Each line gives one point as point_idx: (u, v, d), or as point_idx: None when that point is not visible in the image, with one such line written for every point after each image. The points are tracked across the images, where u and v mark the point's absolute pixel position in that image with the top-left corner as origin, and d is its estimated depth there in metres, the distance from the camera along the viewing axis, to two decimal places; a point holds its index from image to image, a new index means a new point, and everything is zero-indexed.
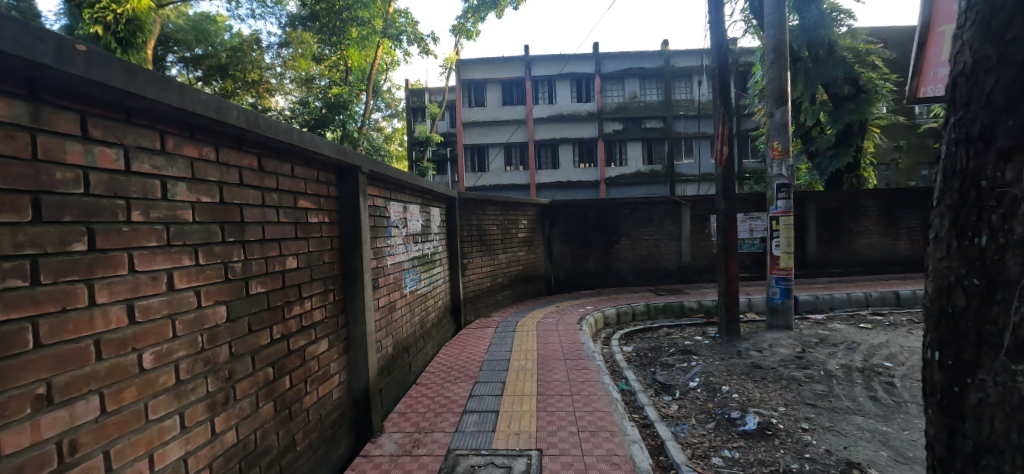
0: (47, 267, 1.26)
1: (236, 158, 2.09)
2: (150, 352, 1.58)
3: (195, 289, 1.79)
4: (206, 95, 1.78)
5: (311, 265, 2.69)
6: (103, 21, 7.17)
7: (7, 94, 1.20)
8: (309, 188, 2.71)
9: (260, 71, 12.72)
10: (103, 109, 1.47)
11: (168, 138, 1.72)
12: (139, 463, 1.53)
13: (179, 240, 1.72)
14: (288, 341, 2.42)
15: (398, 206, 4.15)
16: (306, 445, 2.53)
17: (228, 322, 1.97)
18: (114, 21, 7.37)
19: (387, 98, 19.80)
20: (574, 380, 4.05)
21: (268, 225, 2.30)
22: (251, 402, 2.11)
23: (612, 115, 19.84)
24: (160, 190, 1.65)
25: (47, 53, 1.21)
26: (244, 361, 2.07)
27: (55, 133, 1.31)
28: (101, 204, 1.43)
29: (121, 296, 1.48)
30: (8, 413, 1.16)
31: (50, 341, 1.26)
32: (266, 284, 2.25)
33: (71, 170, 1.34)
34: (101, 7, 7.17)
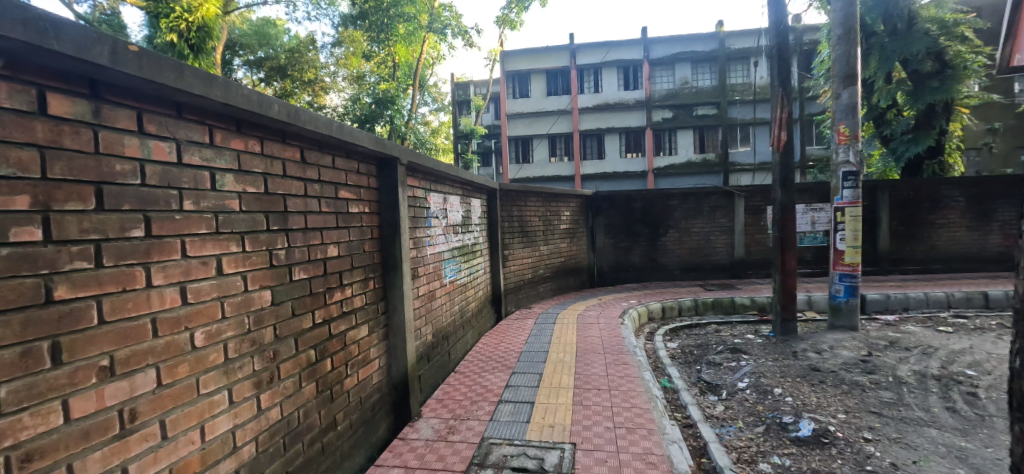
0: (109, 250, 1.39)
1: (280, 150, 2.19)
2: (201, 332, 1.71)
3: (242, 274, 1.91)
4: (248, 90, 1.87)
5: (352, 253, 2.79)
6: (177, 29, 7.83)
7: (69, 94, 1.33)
8: (350, 180, 2.80)
9: (316, 71, 13.25)
10: (156, 106, 1.59)
11: (216, 132, 1.83)
12: (190, 433, 1.66)
13: (226, 228, 1.83)
14: (329, 326, 2.53)
15: (438, 198, 4.22)
16: (346, 425, 2.65)
17: (273, 306, 2.09)
18: (186, 29, 7.99)
19: (434, 92, 20.13)
20: (613, 375, 3.96)
21: (311, 214, 2.40)
22: (294, 381, 2.23)
23: (662, 102, 19.05)
24: (209, 181, 1.77)
25: (103, 53, 1.32)
26: (289, 343, 2.20)
27: (115, 129, 1.44)
28: (156, 194, 1.55)
29: (175, 278, 1.60)
30: (77, 381, 1.30)
31: (113, 318, 1.39)
32: (308, 271, 2.36)
33: (129, 163, 1.47)
34: (174, 16, 7.81)
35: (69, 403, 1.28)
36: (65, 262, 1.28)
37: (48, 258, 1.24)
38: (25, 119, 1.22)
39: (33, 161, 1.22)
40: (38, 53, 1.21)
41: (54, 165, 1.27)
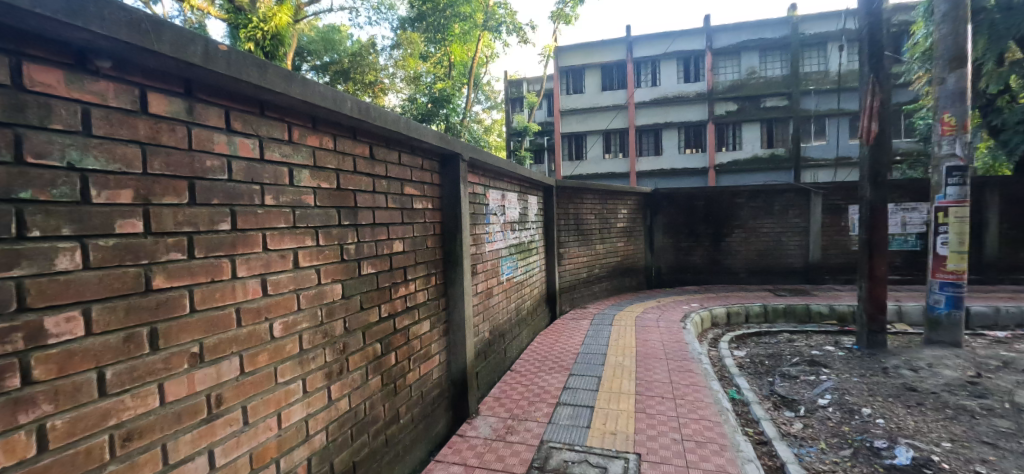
0: (200, 243, 1.48)
1: (351, 146, 2.23)
2: (279, 322, 1.77)
3: (316, 268, 1.96)
4: (323, 87, 1.91)
5: (416, 249, 2.81)
6: (254, 38, 8.40)
7: (166, 93, 1.42)
8: (414, 176, 2.82)
9: (375, 73, 13.70)
10: (242, 104, 1.66)
11: (294, 129, 1.88)
12: (269, 420, 1.73)
13: (303, 222, 1.89)
14: (394, 320, 2.57)
15: (497, 194, 4.19)
16: (408, 419, 2.68)
17: (343, 299, 2.13)
18: (262, 38, 8.55)
19: (488, 90, 20.33)
20: (677, 383, 3.74)
21: (379, 210, 2.44)
22: (362, 374, 2.28)
23: (726, 95, 17.98)
24: (287, 177, 1.83)
25: (196, 52, 1.39)
26: (357, 336, 2.24)
27: (206, 126, 1.53)
28: (241, 189, 1.63)
29: (257, 270, 1.68)
30: (171, 366, 1.39)
31: (203, 307, 1.48)
32: (375, 266, 2.40)
33: (217, 159, 1.55)
34: (252, 26, 8.37)
35: (164, 386, 1.37)
36: (161, 253, 1.36)
37: (148, 249, 1.33)
38: (129, 117, 1.31)
39: (135, 156, 1.32)
40: (140, 53, 1.29)
41: (154, 161, 1.36)
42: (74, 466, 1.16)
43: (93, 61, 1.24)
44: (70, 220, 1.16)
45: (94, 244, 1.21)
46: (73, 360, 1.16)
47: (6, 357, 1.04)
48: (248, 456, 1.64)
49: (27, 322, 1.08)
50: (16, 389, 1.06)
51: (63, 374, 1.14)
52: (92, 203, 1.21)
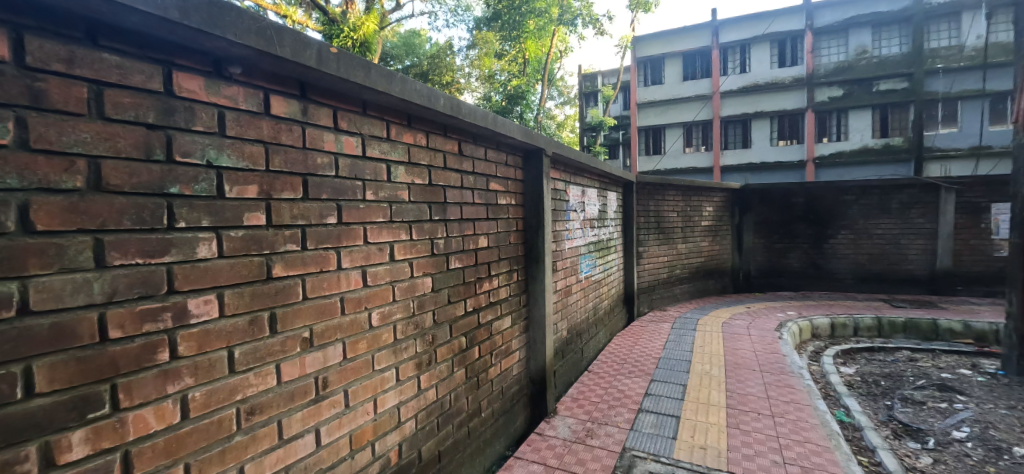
0: (312, 235, 1.61)
1: (441, 143, 2.30)
2: (377, 312, 1.89)
3: (409, 261, 2.07)
4: (419, 85, 1.98)
5: (499, 245, 2.83)
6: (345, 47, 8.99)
7: (285, 95, 1.55)
8: (500, 171, 2.84)
9: (452, 74, 13.62)
10: (348, 104, 1.78)
11: (391, 126, 1.98)
12: (366, 405, 1.86)
13: (398, 217, 2.00)
14: (478, 314, 2.61)
15: (578, 191, 4.10)
16: (489, 413, 2.72)
17: (432, 292, 2.22)
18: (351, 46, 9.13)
19: (561, 86, 20.12)
20: (774, 398, 3.40)
21: (466, 206, 2.49)
22: (448, 366, 2.35)
23: (829, 79, 16.09)
24: (385, 173, 1.94)
25: (311, 56, 1.50)
26: (445, 329, 2.32)
27: (318, 126, 1.66)
28: (346, 184, 1.75)
29: (358, 262, 1.80)
30: (286, 348, 1.54)
31: (313, 295, 1.62)
32: (463, 260, 2.46)
33: (327, 156, 1.68)
34: (343, 36, 8.97)
35: (280, 367, 1.52)
36: (280, 244, 1.51)
37: (269, 240, 1.47)
38: (255, 119, 1.46)
39: (259, 154, 1.46)
40: (265, 59, 1.42)
41: (274, 158, 1.50)
42: (209, 434, 1.32)
43: (227, 68, 1.38)
44: (208, 212, 1.31)
45: (226, 235, 1.35)
46: (210, 339, 1.32)
47: (158, 334, 1.20)
48: (348, 437, 1.78)
49: (174, 303, 1.23)
50: (165, 362, 1.22)
51: (201, 351, 1.30)
52: (225, 197, 1.35)
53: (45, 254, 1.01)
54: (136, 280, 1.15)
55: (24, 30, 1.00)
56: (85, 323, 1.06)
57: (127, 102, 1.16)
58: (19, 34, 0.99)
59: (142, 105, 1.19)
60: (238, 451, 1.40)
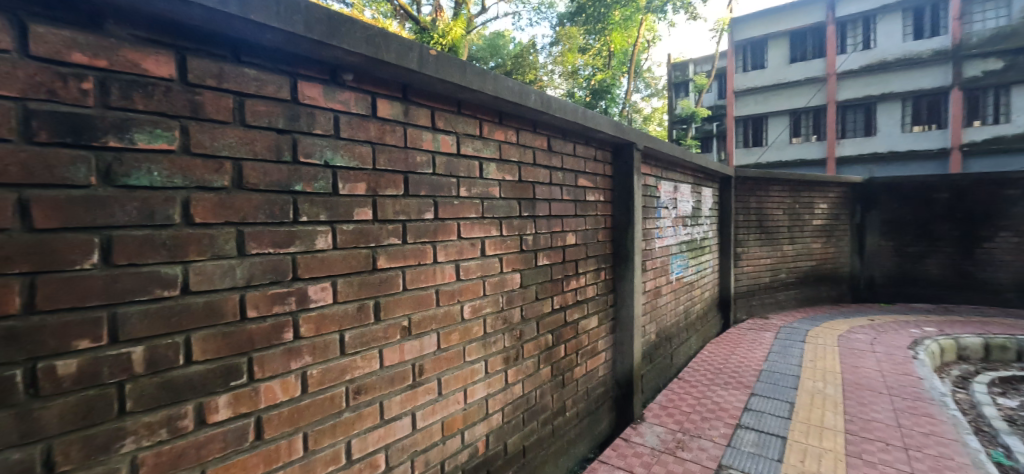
0: (412, 230, 1.77)
1: (531, 139, 2.33)
2: (469, 305, 2.01)
3: (498, 257, 2.17)
4: (512, 82, 2.00)
5: (587, 242, 2.79)
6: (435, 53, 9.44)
7: (389, 98, 1.68)
8: (589, 167, 2.79)
9: (534, 72, 13.85)
10: (444, 104, 1.89)
11: (484, 124, 2.07)
12: (457, 394, 1.96)
13: (490, 213, 2.11)
14: (565, 312, 2.60)
15: (670, 186, 3.88)
16: (574, 413, 2.68)
17: (521, 288, 2.29)
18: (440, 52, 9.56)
19: (648, 78, 19.22)
20: (908, 428, 2.92)
21: (554, 202, 2.51)
22: (534, 362, 2.37)
23: (984, 49, 13.42)
24: (477, 170, 2.04)
25: (413, 59, 1.59)
26: (532, 325, 2.36)
27: (417, 126, 1.79)
28: (441, 181, 1.88)
29: (452, 256, 1.93)
30: (389, 335, 1.69)
31: (411, 286, 1.77)
32: (550, 257, 2.49)
33: (425, 155, 1.81)
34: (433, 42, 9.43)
35: (383, 352, 1.67)
36: (384, 238, 1.67)
37: (374, 233, 1.63)
38: (364, 121, 1.60)
39: (367, 154, 1.61)
40: (373, 66, 1.54)
41: (380, 157, 1.65)
42: (324, 408, 1.50)
43: (341, 75, 1.53)
44: (325, 207, 1.49)
45: (340, 229, 1.53)
46: (326, 323, 1.50)
47: (285, 315, 1.40)
48: (440, 424, 1.89)
49: (298, 288, 1.43)
50: (290, 341, 1.41)
51: (318, 333, 1.48)
52: (338, 193, 1.52)
53: (202, 243, 1.21)
54: (268, 266, 1.35)
55: (187, 52, 1.19)
56: (230, 302, 1.27)
57: (262, 110, 1.34)
58: (183, 55, 1.19)
59: (274, 113, 1.37)
60: (346, 425, 1.57)
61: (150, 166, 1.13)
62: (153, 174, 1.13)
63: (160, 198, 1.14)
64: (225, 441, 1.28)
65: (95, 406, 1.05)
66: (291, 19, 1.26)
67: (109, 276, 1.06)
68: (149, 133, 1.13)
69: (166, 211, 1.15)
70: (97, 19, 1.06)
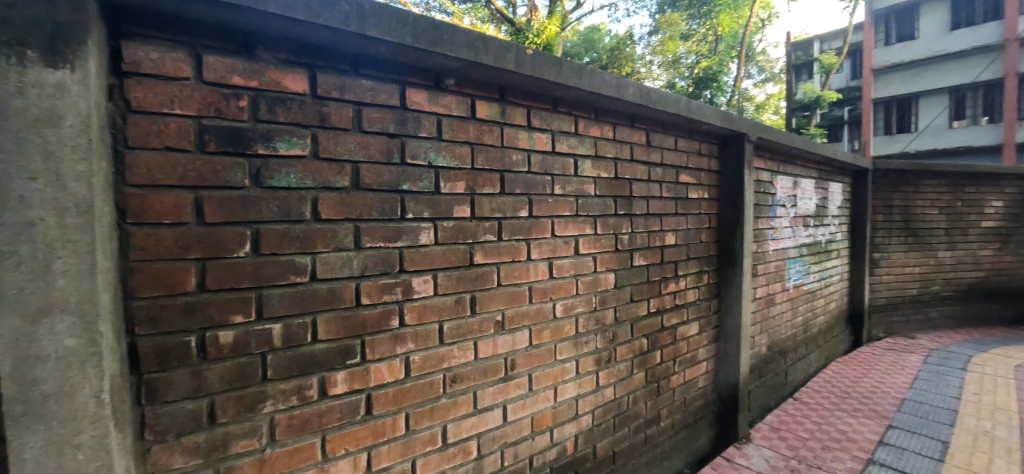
0: (507, 227, 1.81)
1: (628, 134, 2.25)
2: (561, 303, 2.00)
3: (592, 255, 2.13)
4: (609, 76, 1.94)
5: (688, 243, 2.61)
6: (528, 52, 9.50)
7: (487, 99, 1.74)
8: (691, 162, 2.62)
9: (632, 65, 12.91)
10: (540, 103, 1.90)
11: (579, 121, 2.04)
12: (547, 391, 1.97)
13: (584, 211, 2.08)
14: (662, 317, 2.47)
15: (788, 182, 3.46)
16: (669, 424, 2.54)
17: (615, 288, 2.23)
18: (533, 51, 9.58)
19: (762, 61, 17.25)
20: None
21: (652, 200, 2.39)
22: (627, 366, 2.29)
23: None
24: (572, 167, 2.03)
25: (510, 59, 1.62)
26: (626, 327, 2.28)
27: (514, 125, 1.82)
28: (537, 180, 1.90)
29: (545, 254, 1.94)
30: (483, 329, 1.76)
31: (506, 282, 1.82)
32: (647, 258, 2.38)
33: (521, 153, 1.85)
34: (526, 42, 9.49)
35: (478, 344, 1.75)
36: (481, 234, 1.73)
37: (472, 230, 1.71)
38: (464, 123, 1.68)
39: (466, 154, 1.69)
40: (473, 69, 1.61)
41: (478, 157, 1.72)
42: (424, 392, 1.61)
43: (444, 80, 1.62)
44: (428, 205, 1.59)
45: (441, 225, 1.63)
46: (427, 313, 1.61)
47: (392, 303, 1.53)
48: (530, 419, 1.92)
49: (404, 279, 1.55)
50: (396, 328, 1.54)
51: (421, 322, 1.59)
52: (441, 192, 1.62)
53: (327, 236, 1.38)
54: (379, 259, 1.49)
55: (316, 69, 1.36)
56: (348, 289, 1.43)
57: (377, 117, 1.48)
58: (312, 72, 1.35)
59: (386, 119, 1.49)
60: (443, 411, 1.67)
61: (288, 170, 1.31)
62: (291, 176, 1.32)
63: (294, 197, 1.32)
64: (341, 413, 1.44)
65: (245, 371, 1.27)
66: (401, 32, 1.37)
67: (256, 263, 1.27)
68: (287, 141, 1.31)
69: (299, 209, 1.33)
70: (250, 46, 1.25)
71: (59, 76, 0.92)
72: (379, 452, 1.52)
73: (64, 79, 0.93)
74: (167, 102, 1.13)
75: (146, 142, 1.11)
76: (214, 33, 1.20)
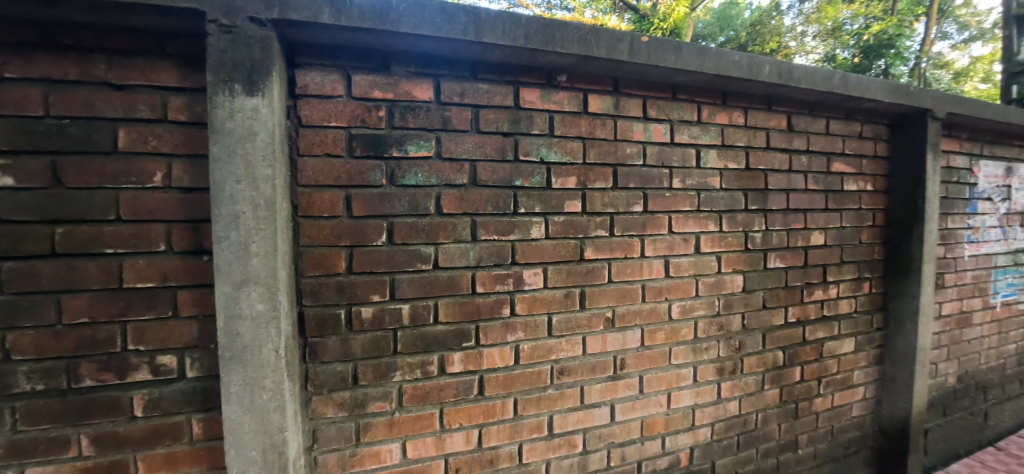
0: (620, 222, 1.77)
1: (764, 119, 2.00)
2: (678, 305, 1.88)
3: (717, 255, 1.95)
4: (740, 55, 1.75)
5: (841, 244, 2.23)
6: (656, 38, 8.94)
7: (600, 93, 1.72)
8: (848, 147, 2.22)
9: (778, 39, 11.14)
10: (658, 91, 1.80)
11: (703, 108, 1.88)
12: (659, 396, 1.87)
13: (707, 206, 1.91)
14: (804, 328, 2.15)
15: (999, 168, 2.69)
16: (810, 453, 2.20)
17: (744, 292, 2.01)
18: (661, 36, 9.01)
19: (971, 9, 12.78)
20: None
21: (794, 193, 2.10)
22: (757, 381, 2.05)
23: None
24: (694, 158, 1.88)
25: (624, 50, 1.57)
26: (756, 337, 2.04)
27: (628, 118, 1.77)
28: (653, 173, 1.81)
29: (661, 251, 1.84)
30: (592, 324, 1.75)
31: (617, 278, 1.78)
32: (786, 259, 2.10)
33: (636, 146, 1.78)
34: (654, 27, 8.96)
35: (586, 339, 1.75)
36: (592, 230, 1.73)
37: (583, 225, 1.71)
38: (575, 118, 1.69)
39: (578, 149, 1.69)
40: (585, 64, 1.60)
41: (590, 151, 1.71)
42: (532, 380, 1.68)
43: (556, 77, 1.65)
44: (540, 200, 1.65)
45: (552, 220, 1.67)
46: (536, 304, 1.66)
47: (504, 293, 1.62)
48: (639, 422, 1.85)
49: (515, 271, 1.63)
50: (507, 316, 1.63)
51: (530, 312, 1.66)
52: (552, 187, 1.66)
53: (447, 229, 1.53)
54: (493, 251, 1.59)
55: (439, 78, 1.51)
56: (464, 278, 1.56)
57: (493, 118, 1.58)
58: (437, 81, 1.50)
59: (501, 119, 1.58)
60: (549, 401, 1.71)
61: (417, 169, 1.49)
62: (419, 175, 1.49)
63: (421, 194, 1.49)
64: (457, 390, 1.58)
65: (380, 343, 1.48)
66: (514, 35, 1.43)
67: (391, 251, 1.47)
68: (416, 144, 1.48)
69: (425, 204, 1.50)
70: (387, 64, 1.44)
71: (255, 102, 1.20)
72: (489, 430, 1.63)
73: (258, 105, 1.20)
74: (326, 117, 1.38)
75: (312, 151, 1.37)
76: (361, 56, 1.41)
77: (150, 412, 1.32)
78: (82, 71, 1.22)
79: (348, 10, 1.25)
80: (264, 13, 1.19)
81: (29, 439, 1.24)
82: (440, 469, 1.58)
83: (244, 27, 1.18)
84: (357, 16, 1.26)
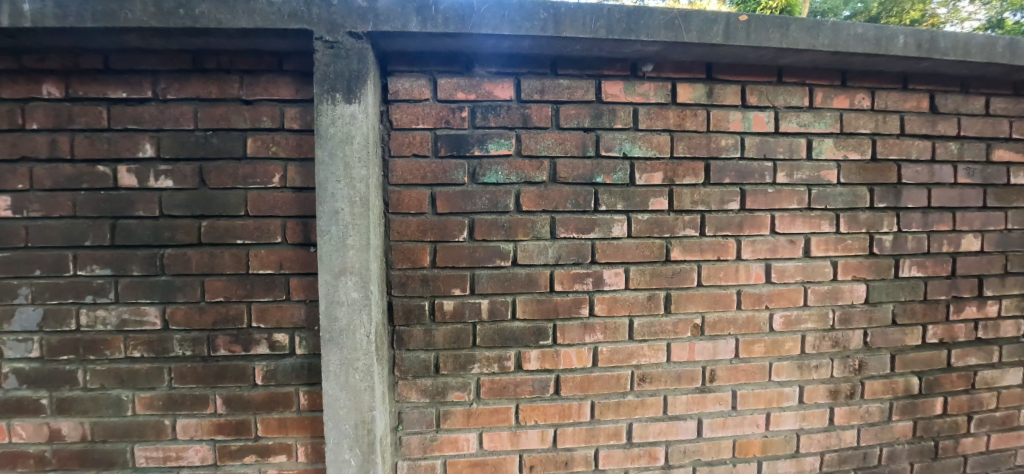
0: (712, 222, 1.63)
1: (898, 101, 1.70)
2: (782, 315, 1.68)
3: (832, 260, 1.70)
4: (865, 27, 1.50)
5: (1004, 250, 1.82)
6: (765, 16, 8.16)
7: (691, 81, 1.60)
8: (1018, 130, 1.80)
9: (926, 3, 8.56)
10: (759, 76, 1.62)
11: (816, 92, 1.65)
12: (757, 415, 1.69)
13: (820, 204, 1.67)
14: (949, 351, 1.79)
15: None
16: None
17: (866, 304, 1.73)
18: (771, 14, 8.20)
19: None
20: None
21: (939, 188, 1.75)
22: (882, 409, 1.75)
23: None
24: (805, 149, 1.66)
25: (719, 32, 1.44)
26: (883, 357, 1.74)
27: (723, 107, 1.62)
28: (752, 166, 1.64)
29: (761, 254, 1.66)
30: (678, 331, 1.64)
31: (708, 282, 1.64)
32: (926, 268, 1.76)
33: (732, 137, 1.62)
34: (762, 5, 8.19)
35: (671, 346, 1.63)
36: (679, 229, 1.61)
37: (669, 224, 1.60)
38: (663, 109, 1.59)
39: (665, 143, 1.59)
40: (673, 51, 1.50)
41: (678, 145, 1.60)
42: (610, 385, 1.62)
43: (641, 68, 1.57)
44: (622, 198, 1.58)
45: (635, 218, 1.59)
46: (617, 306, 1.60)
47: (583, 293, 1.58)
48: (731, 442, 1.69)
49: (595, 271, 1.58)
50: (586, 316, 1.59)
51: (610, 314, 1.60)
52: (636, 184, 1.59)
53: (526, 226, 1.53)
54: (573, 249, 1.56)
55: (520, 76, 1.52)
56: (542, 275, 1.55)
57: (574, 114, 1.55)
58: (517, 80, 1.51)
59: (582, 114, 1.55)
60: (629, 408, 1.63)
61: (497, 167, 1.51)
62: (499, 173, 1.51)
63: (501, 192, 1.52)
64: (533, 387, 1.58)
65: (460, 336, 1.54)
66: (596, 26, 1.38)
67: (471, 247, 1.51)
68: (497, 143, 1.51)
69: (505, 201, 1.52)
70: (470, 65, 1.49)
71: (352, 109, 1.31)
72: (565, 431, 1.61)
73: (355, 111, 1.31)
74: (415, 120, 1.47)
75: (402, 152, 1.46)
76: (447, 59, 1.48)
77: (268, 382, 1.53)
78: (221, 90, 1.45)
79: (433, 17, 1.32)
80: (360, 27, 1.29)
81: (181, 394, 1.51)
82: (514, 463, 1.60)
83: (344, 41, 1.29)
84: (441, 22, 1.32)
